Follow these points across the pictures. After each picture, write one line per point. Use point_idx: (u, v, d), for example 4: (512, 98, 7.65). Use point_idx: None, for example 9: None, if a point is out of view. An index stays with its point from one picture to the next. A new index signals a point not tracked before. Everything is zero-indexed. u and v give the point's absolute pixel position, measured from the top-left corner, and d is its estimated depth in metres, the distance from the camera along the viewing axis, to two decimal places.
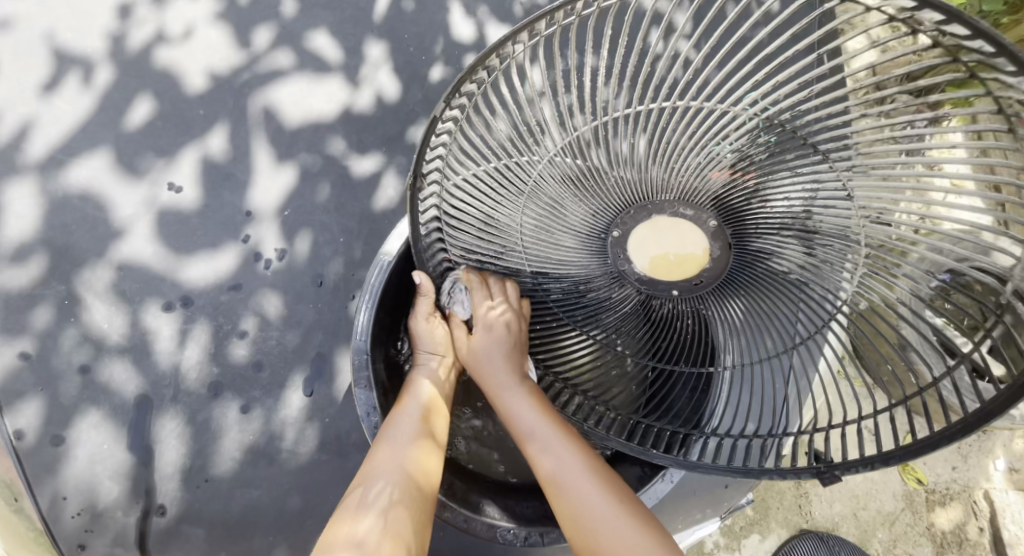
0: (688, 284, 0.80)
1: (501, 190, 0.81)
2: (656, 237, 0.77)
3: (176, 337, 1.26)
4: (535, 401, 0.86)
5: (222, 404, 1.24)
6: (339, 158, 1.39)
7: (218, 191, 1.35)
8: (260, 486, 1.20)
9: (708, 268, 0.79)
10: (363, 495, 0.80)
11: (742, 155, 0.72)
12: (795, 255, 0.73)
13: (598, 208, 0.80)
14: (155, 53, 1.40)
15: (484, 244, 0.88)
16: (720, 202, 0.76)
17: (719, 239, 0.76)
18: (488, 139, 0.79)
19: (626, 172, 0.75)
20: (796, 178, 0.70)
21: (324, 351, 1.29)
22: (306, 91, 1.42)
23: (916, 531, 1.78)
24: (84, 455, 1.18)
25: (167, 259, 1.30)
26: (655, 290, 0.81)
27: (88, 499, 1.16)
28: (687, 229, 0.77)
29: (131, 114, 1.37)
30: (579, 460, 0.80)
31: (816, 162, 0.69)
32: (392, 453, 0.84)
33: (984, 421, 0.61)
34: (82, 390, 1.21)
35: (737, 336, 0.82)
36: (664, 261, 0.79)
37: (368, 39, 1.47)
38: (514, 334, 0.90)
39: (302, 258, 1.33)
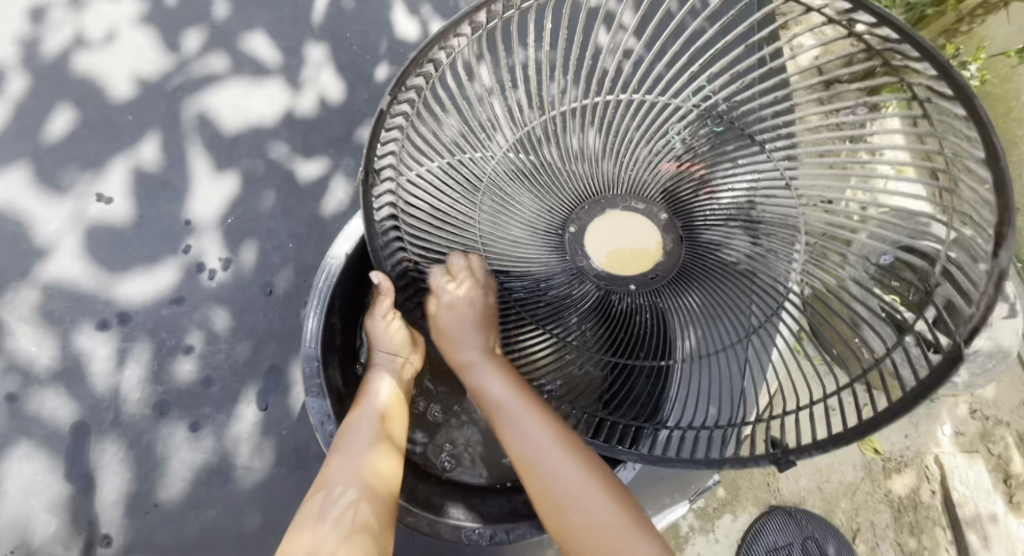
0: (645, 279, 0.81)
1: (454, 186, 0.82)
2: (608, 236, 0.81)
3: (113, 357, 1.20)
4: (503, 373, 0.84)
5: (169, 424, 1.18)
6: (283, 162, 1.35)
7: (153, 201, 1.29)
8: (216, 505, 1.15)
9: (662, 262, 0.82)
10: (326, 499, 0.79)
11: (687, 149, 0.80)
12: (742, 244, 0.77)
13: (552, 205, 0.83)
14: (74, 58, 1.33)
15: (443, 240, 0.84)
16: (671, 196, 0.82)
17: (671, 233, 0.81)
18: (441, 137, 0.80)
19: (574, 167, 0.81)
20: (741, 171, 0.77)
21: (277, 364, 1.25)
22: (245, 94, 1.37)
23: (875, 499, 1.87)
24: (16, 489, 1.11)
25: (99, 275, 1.24)
26: (614, 284, 0.81)
27: (22, 535, 1.09)
28: (643, 229, 0.82)
29: (51, 124, 1.29)
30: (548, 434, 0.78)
31: (756, 153, 0.76)
32: (349, 461, 0.82)
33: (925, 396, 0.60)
34: (11, 421, 1.14)
35: (691, 323, 0.81)
36: (621, 256, 0.83)
37: (307, 39, 1.43)
38: (489, 311, 0.86)
39: (248, 267, 1.29)
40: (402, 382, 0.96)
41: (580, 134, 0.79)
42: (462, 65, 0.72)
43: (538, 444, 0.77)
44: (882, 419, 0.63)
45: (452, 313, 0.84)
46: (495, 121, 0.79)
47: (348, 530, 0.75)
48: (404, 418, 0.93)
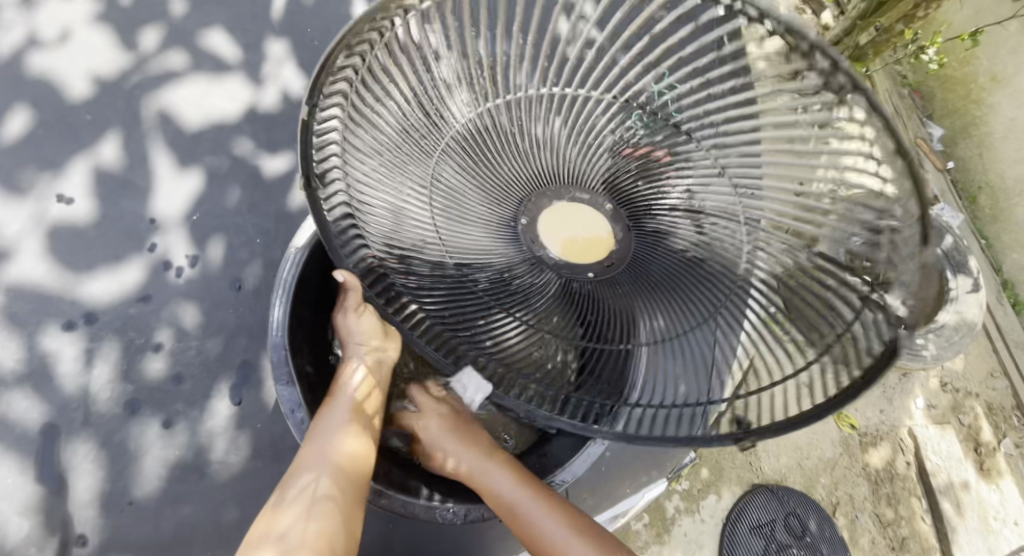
0: (603, 266, 0.81)
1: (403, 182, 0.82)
2: (558, 226, 0.81)
3: (80, 357, 1.19)
4: (513, 474, 0.98)
5: (141, 421, 1.17)
6: (248, 158, 1.35)
7: (116, 200, 1.28)
8: (192, 501, 1.15)
9: (614, 251, 0.80)
10: (294, 479, 0.87)
11: (617, 142, 0.77)
12: (689, 233, 0.76)
13: (500, 198, 0.85)
14: (28, 58, 1.31)
15: (398, 237, 0.86)
16: (610, 185, 0.81)
17: (618, 222, 0.80)
18: (386, 126, 0.78)
19: (535, 159, 0.81)
20: (693, 166, 0.71)
21: (249, 358, 1.25)
22: (205, 91, 1.36)
23: (854, 472, 1.93)
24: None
25: (62, 276, 1.22)
26: (575, 273, 0.81)
27: None
28: (589, 215, 0.81)
29: (5, 124, 1.27)
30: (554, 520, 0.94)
31: (700, 153, 0.70)
32: (325, 443, 0.88)
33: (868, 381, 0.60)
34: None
35: (654, 311, 0.79)
36: (573, 245, 0.81)
37: (268, 35, 1.42)
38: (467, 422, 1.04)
39: (216, 264, 1.28)
40: (383, 371, 1.00)
41: (540, 121, 0.77)
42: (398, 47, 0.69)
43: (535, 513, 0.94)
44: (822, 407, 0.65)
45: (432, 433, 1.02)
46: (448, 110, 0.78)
47: (315, 501, 0.84)
48: (379, 407, 0.99)
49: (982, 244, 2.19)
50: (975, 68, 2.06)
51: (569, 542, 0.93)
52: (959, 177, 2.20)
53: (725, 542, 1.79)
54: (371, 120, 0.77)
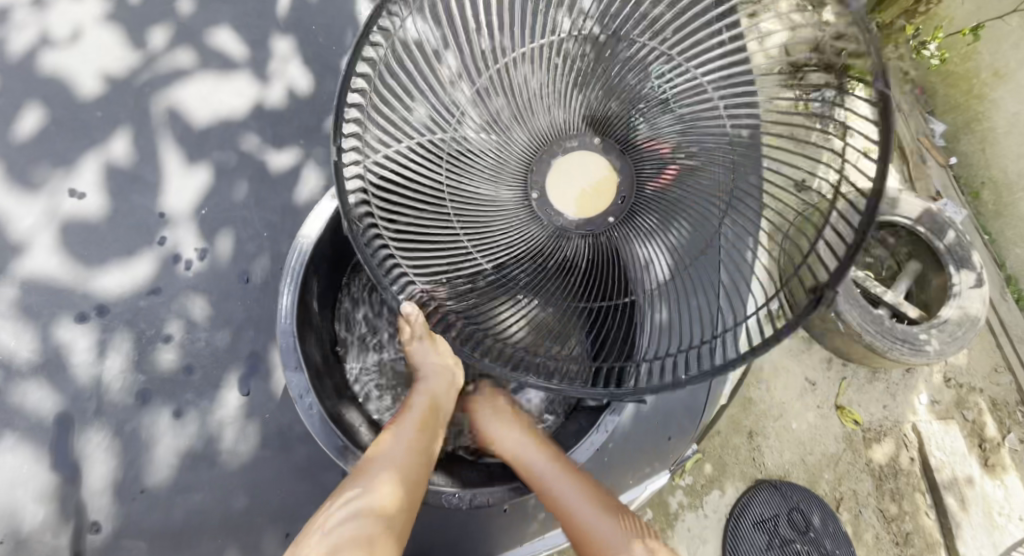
0: (617, 206, 0.81)
1: (423, 171, 0.82)
2: (565, 182, 0.82)
3: (93, 349, 1.21)
4: (545, 450, 1.02)
5: (152, 412, 1.19)
6: (254, 153, 1.37)
7: (126, 195, 1.30)
8: (202, 489, 1.16)
9: (623, 185, 0.81)
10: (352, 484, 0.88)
11: (598, 82, 0.81)
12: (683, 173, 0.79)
13: (513, 177, 0.84)
14: (39, 57, 1.33)
15: (426, 234, 0.82)
16: (595, 120, 0.83)
17: (611, 152, 0.81)
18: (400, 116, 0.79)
19: (532, 124, 0.83)
20: (681, 102, 0.77)
21: (257, 349, 1.27)
22: (213, 88, 1.38)
23: (857, 468, 1.94)
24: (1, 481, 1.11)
25: (75, 268, 1.24)
26: (594, 225, 0.82)
27: (10, 526, 1.09)
28: (580, 166, 0.82)
29: (18, 122, 1.29)
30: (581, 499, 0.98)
31: (687, 77, 0.76)
32: (390, 454, 0.91)
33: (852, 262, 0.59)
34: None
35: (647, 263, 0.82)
36: (586, 197, 0.82)
37: (274, 32, 1.44)
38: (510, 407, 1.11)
39: (224, 257, 1.30)
40: (442, 391, 1.01)
41: (531, 81, 0.80)
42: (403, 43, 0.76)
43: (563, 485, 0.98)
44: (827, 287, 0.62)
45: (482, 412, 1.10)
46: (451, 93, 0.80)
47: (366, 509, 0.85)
48: (438, 426, 1.00)
49: (986, 240, 2.19)
50: (976, 63, 2.06)
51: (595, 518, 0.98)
52: (962, 173, 2.20)
53: (727, 541, 1.81)
54: (388, 112, 0.79)
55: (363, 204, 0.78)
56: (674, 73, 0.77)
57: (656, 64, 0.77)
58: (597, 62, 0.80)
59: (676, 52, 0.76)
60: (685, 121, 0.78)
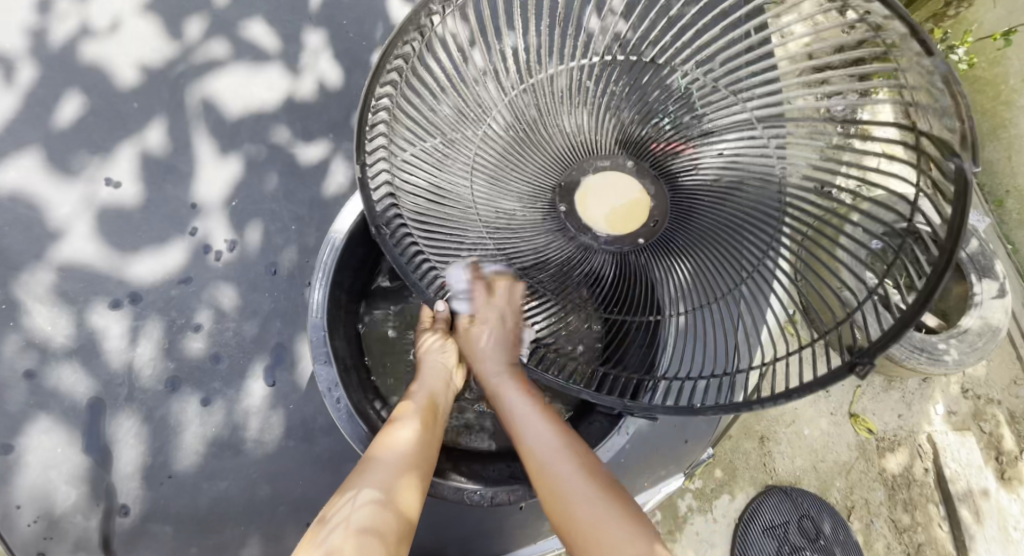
0: (648, 227, 0.83)
1: (443, 167, 0.85)
2: (601, 198, 0.83)
3: (125, 335, 1.23)
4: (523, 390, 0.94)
5: (181, 399, 1.22)
6: (284, 146, 1.38)
7: (160, 184, 1.32)
8: (227, 477, 1.19)
9: (655, 207, 0.82)
10: (343, 495, 0.83)
11: (623, 104, 0.83)
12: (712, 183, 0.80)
13: (535, 190, 0.86)
14: (80, 47, 1.35)
15: (444, 218, 0.87)
16: (626, 141, 0.84)
17: (645, 176, 0.83)
18: (428, 114, 0.84)
19: (558, 139, 0.85)
20: (723, 131, 0.78)
21: (283, 341, 1.27)
22: (246, 80, 1.39)
23: (869, 477, 1.92)
24: (36, 462, 1.15)
25: (110, 255, 1.27)
26: (623, 244, 0.83)
27: (44, 505, 1.14)
28: (621, 184, 0.84)
29: (59, 111, 1.32)
30: (554, 438, 0.86)
31: (725, 100, 0.77)
32: (384, 456, 0.88)
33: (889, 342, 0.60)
34: (29, 396, 1.18)
35: (680, 289, 0.82)
36: (616, 213, 0.83)
37: (306, 26, 1.44)
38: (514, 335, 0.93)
39: (253, 249, 1.31)
40: (435, 401, 1.01)
41: (556, 112, 0.83)
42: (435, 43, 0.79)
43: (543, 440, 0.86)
44: (865, 354, 0.63)
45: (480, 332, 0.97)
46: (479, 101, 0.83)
47: (359, 523, 0.78)
48: (434, 437, 0.95)
49: (1009, 251, 2.15)
50: (1005, 69, 2.02)
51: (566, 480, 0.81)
52: (986, 181, 2.15)
53: (737, 542, 1.81)
54: (417, 109, 0.83)
55: (391, 207, 0.88)
56: (703, 97, 0.78)
57: (688, 91, 0.79)
58: (632, 82, 0.82)
59: (718, 84, 0.77)
60: (722, 154, 0.78)
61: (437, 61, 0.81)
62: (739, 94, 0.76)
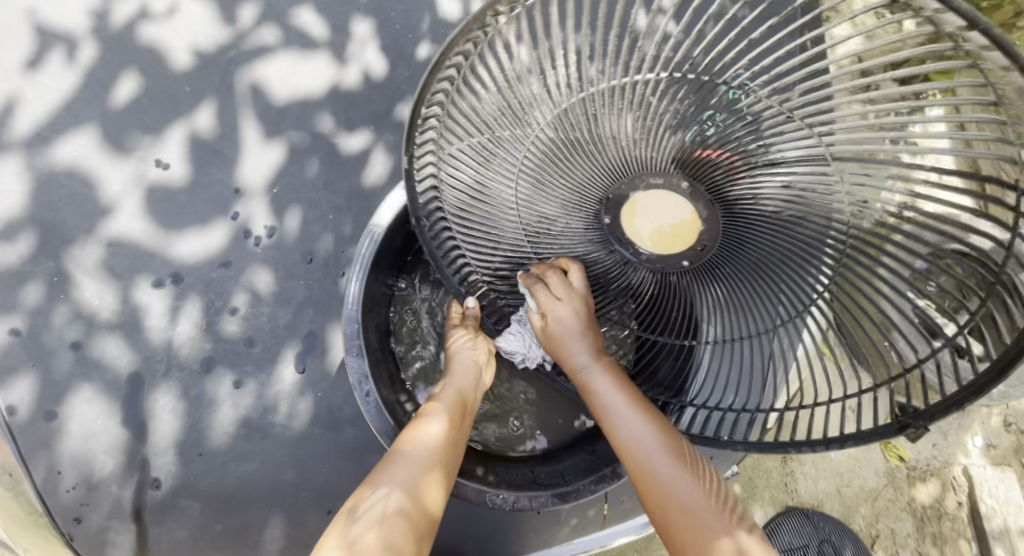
0: (695, 252, 0.76)
1: (486, 169, 0.83)
2: (644, 219, 0.75)
3: (166, 313, 1.27)
4: (618, 381, 0.84)
5: (215, 378, 1.25)
6: (327, 135, 1.39)
7: (206, 167, 1.35)
8: (255, 459, 1.22)
9: (705, 231, 0.75)
10: (367, 490, 0.83)
11: (682, 119, 0.72)
12: (775, 197, 0.70)
13: (580, 200, 0.80)
14: (137, 28, 1.39)
15: (479, 215, 0.88)
16: (684, 161, 0.74)
17: (700, 199, 0.74)
18: (476, 114, 0.80)
19: (610, 154, 0.75)
20: (791, 160, 0.67)
21: (315, 329, 1.29)
22: (294, 67, 1.41)
23: (897, 506, 1.84)
24: (77, 430, 1.20)
25: (156, 234, 1.30)
26: (668, 266, 0.78)
27: (82, 473, 1.18)
28: (668, 200, 0.75)
29: (115, 91, 1.36)
30: (656, 438, 0.80)
31: (798, 129, 0.65)
32: (407, 457, 0.87)
33: (948, 409, 0.62)
34: (74, 366, 1.23)
35: (716, 315, 0.81)
36: (662, 233, 0.77)
37: (354, 15, 1.45)
38: (590, 318, 0.86)
39: (291, 235, 1.33)
40: (464, 400, 1.00)
41: (609, 122, 0.73)
42: (492, 46, 0.73)
43: (647, 442, 0.80)
44: (919, 416, 0.64)
45: (556, 323, 0.85)
46: (526, 105, 0.75)
47: (383, 518, 0.78)
48: (458, 443, 0.94)
49: None
50: None
51: (675, 480, 0.78)
52: None
53: None
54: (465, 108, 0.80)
55: (434, 198, 0.93)
56: (765, 113, 0.67)
57: (748, 105, 0.68)
58: (698, 102, 0.70)
59: (794, 111, 0.65)
60: (790, 184, 0.68)
61: (487, 64, 0.75)
62: (815, 126, 0.64)
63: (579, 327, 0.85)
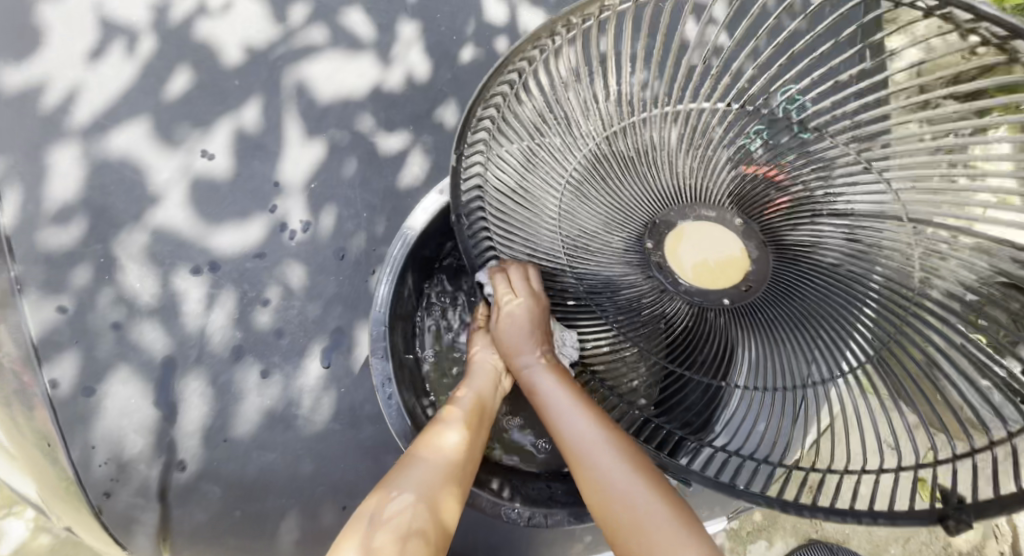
0: (739, 291, 0.71)
1: (531, 175, 0.83)
2: (688, 248, 0.72)
3: (202, 300, 1.31)
4: (561, 378, 0.89)
5: (243, 367, 1.28)
6: (367, 134, 1.41)
7: (249, 161, 1.39)
8: (276, 449, 1.24)
9: (752, 271, 0.71)
10: (383, 497, 0.83)
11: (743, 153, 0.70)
12: (836, 242, 0.66)
13: (621, 219, 0.78)
14: (194, 24, 1.44)
15: (517, 220, 0.89)
16: (739, 198, 0.72)
17: (753, 238, 0.71)
18: (530, 121, 0.80)
19: (657, 175, 0.74)
20: (853, 200, 0.64)
21: (342, 326, 1.31)
22: (339, 66, 1.44)
23: (932, 550, 1.73)
24: (113, 408, 1.25)
25: (198, 224, 1.35)
26: (708, 299, 0.73)
27: (114, 450, 1.23)
28: (717, 234, 0.73)
29: (170, 84, 1.41)
30: (597, 432, 0.81)
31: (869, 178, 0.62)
32: (421, 464, 0.87)
33: (1002, 508, 0.56)
34: (114, 346, 1.28)
35: (756, 362, 0.73)
36: (705, 268, 0.73)
37: (401, 17, 1.47)
38: (541, 314, 0.92)
39: (325, 231, 1.36)
40: (482, 406, 0.99)
41: (658, 141, 0.72)
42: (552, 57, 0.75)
43: (588, 437, 0.81)
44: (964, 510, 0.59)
45: (506, 317, 0.92)
46: (579, 114, 0.75)
47: (401, 534, 0.78)
48: (474, 453, 0.92)
49: None
50: None
51: (619, 477, 0.78)
52: None
53: None
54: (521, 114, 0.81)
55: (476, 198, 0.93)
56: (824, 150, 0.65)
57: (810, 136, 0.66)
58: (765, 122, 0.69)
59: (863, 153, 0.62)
60: (855, 234, 0.64)
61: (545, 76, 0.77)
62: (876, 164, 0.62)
63: (523, 326, 0.92)
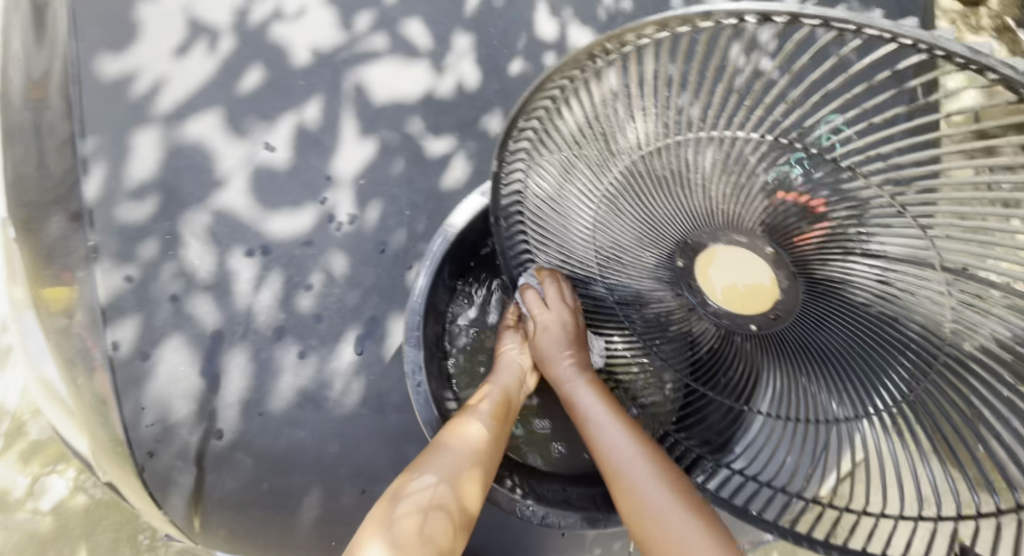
0: (767, 319, 0.67)
1: (567, 188, 0.86)
2: (717, 271, 0.67)
3: (252, 280, 1.38)
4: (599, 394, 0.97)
5: (283, 346, 1.34)
6: (416, 137, 1.48)
7: (307, 154, 1.46)
8: (306, 427, 1.29)
9: (782, 300, 0.65)
10: (410, 478, 0.88)
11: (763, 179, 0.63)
12: (868, 281, 0.60)
13: (651, 238, 0.77)
14: (270, 27, 1.53)
15: (551, 224, 0.95)
16: (772, 226, 0.64)
17: (783, 267, 0.64)
18: (568, 136, 0.82)
19: (688, 200, 0.70)
20: (887, 239, 0.56)
21: (378, 315, 1.38)
22: (396, 72, 1.51)
23: None
24: (164, 374, 1.32)
25: (255, 209, 1.43)
26: (735, 323, 0.70)
27: (162, 414, 1.30)
28: (748, 259, 0.66)
29: (243, 80, 1.51)
30: (633, 446, 0.87)
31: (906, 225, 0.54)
32: (449, 450, 0.90)
33: None
34: (171, 317, 1.35)
35: (779, 390, 0.72)
36: (734, 291, 0.68)
37: (456, 28, 1.53)
38: (576, 330, 1.04)
39: (370, 225, 1.43)
40: (507, 401, 1.03)
41: (692, 164, 0.67)
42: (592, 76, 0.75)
43: (626, 452, 0.87)
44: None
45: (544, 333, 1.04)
46: (613, 133, 0.75)
47: (424, 508, 0.83)
48: (498, 448, 0.95)
49: None
50: None
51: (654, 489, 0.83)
52: None
53: None
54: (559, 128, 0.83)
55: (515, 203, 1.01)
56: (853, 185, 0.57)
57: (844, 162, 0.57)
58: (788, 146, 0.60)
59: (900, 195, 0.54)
60: (887, 279, 0.58)
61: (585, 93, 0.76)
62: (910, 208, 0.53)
63: (563, 342, 1.03)
